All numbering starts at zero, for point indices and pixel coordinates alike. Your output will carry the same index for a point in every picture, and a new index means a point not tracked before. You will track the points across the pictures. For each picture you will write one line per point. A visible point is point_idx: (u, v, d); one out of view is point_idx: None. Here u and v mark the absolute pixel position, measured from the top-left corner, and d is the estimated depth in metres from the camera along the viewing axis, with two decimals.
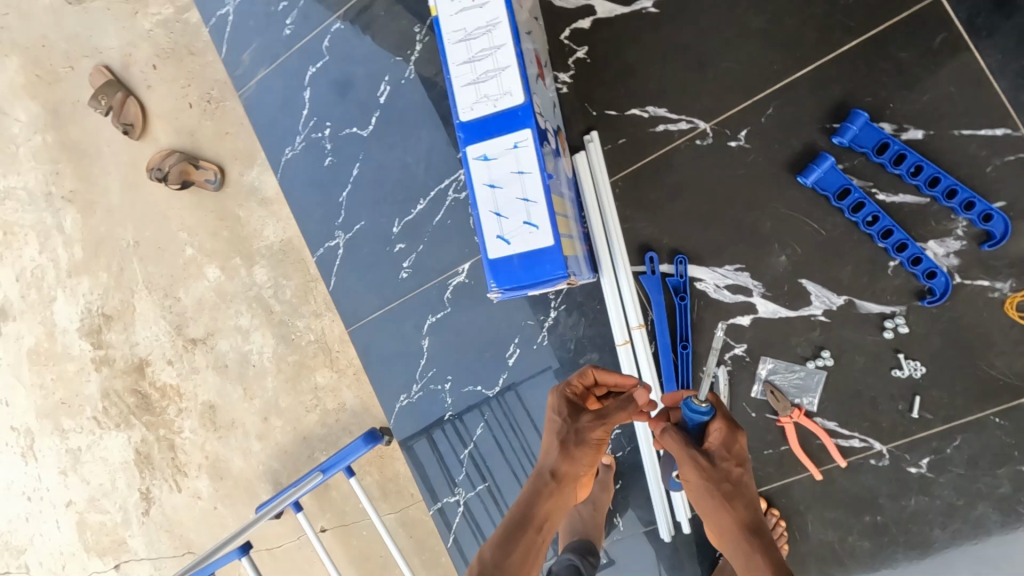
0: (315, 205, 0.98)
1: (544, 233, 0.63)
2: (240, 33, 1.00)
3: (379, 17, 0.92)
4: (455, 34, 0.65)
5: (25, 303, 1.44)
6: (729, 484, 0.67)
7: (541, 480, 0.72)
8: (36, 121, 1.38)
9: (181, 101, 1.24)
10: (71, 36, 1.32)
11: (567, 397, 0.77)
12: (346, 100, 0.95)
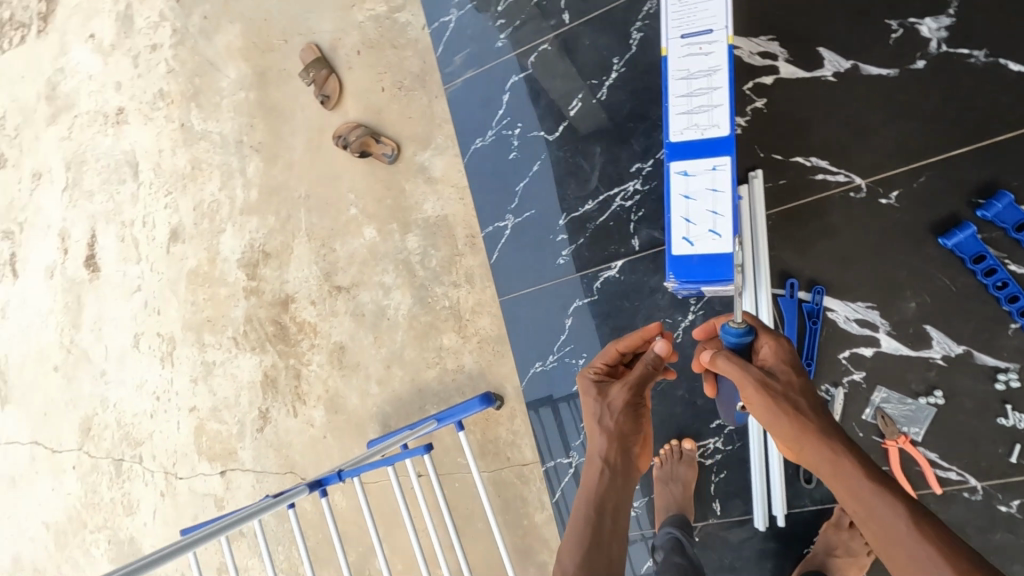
0: (497, 190, 1.32)
1: (725, 241, 0.82)
2: (458, 41, 1.37)
3: (584, 45, 1.25)
4: (680, 73, 0.86)
5: (196, 230, 1.67)
6: (790, 391, 0.75)
7: (595, 470, 0.86)
8: (243, 80, 1.62)
9: (375, 84, 1.45)
10: (292, 16, 1.56)
11: (594, 388, 0.93)
12: (538, 108, 1.28)
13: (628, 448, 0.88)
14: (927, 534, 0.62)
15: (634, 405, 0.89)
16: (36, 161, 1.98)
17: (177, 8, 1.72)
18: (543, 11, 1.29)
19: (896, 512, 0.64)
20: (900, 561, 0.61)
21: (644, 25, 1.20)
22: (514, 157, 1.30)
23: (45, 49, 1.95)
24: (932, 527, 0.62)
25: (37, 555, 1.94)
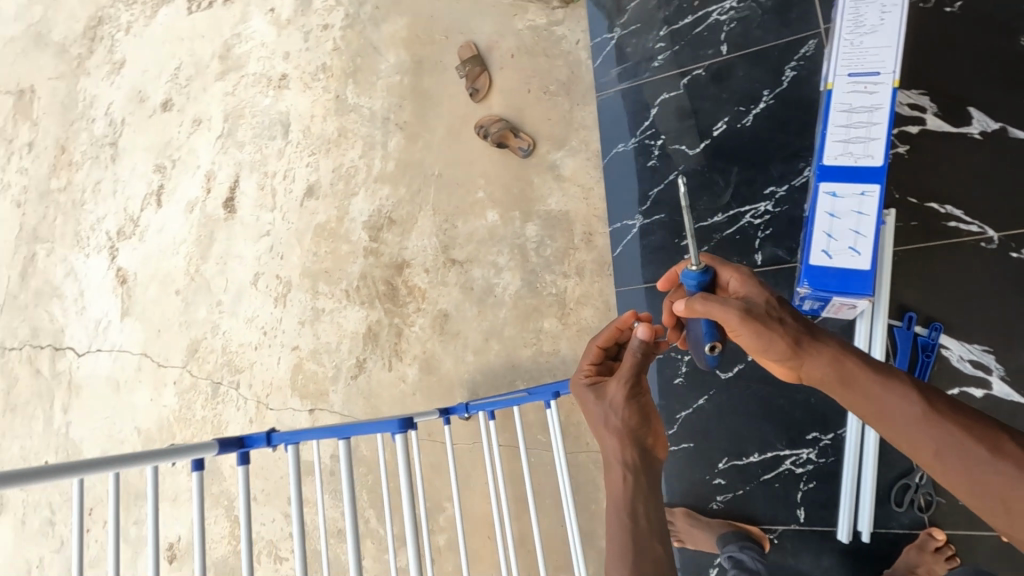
0: (629, 194, 1.45)
1: (863, 258, 0.96)
2: (615, 57, 1.50)
3: (737, 75, 1.36)
4: (842, 106, 1.01)
5: (332, 189, 1.85)
6: (774, 316, 0.81)
7: (616, 462, 0.94)
8: (401, 65, 1.80)
9: (523, 85, 1.60)
10: (457, 16, 1.74)
11: (588, 388, 1.01)
12: (684, 123, 1.40)
13: (641, 432, 0.96)
14: (936, 414, 0.70)
15: (631, 394, 0.95)
16: (198, 109, 2.23)
17: None
18: (702, 40, 1.41)
19: (904, 399, 0.72)
20: (922, 442, 0.70)
21: (798, 65, 1.32)
22: (652, 165, 1.42)
23: (228, 15, 2.22)
24: (936, 403, 0.71)
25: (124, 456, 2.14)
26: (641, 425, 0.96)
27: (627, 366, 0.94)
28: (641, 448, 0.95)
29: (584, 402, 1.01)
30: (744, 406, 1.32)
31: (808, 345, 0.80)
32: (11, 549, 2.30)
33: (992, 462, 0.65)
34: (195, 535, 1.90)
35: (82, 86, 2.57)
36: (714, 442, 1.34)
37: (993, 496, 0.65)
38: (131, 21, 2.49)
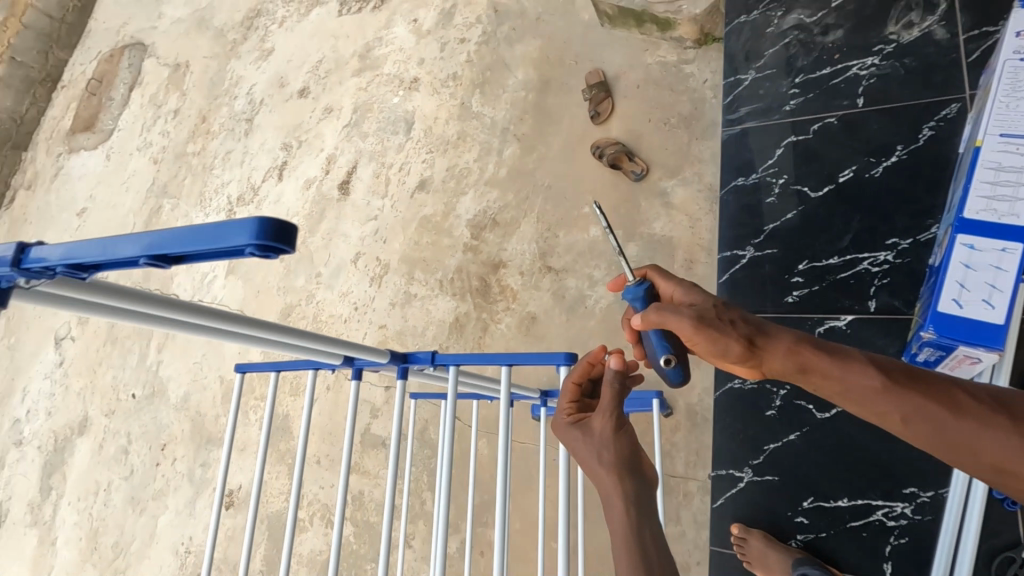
0: (745, 226, 1.43)
1: (995, 312, 0.97)
2: (747, 95, 1.51)
3: (871, 127, 1.36)
4: (990, 162, 1.03)
5: (442, 186, 1.97)
6: (728, 314, 0.72)
7: (616, 504, 0.75)
8: (527, 83, 1.92)
9: (644, 115, 1.68)
10: (588, 45, 1.85)
11: (568, 428, 0.83)
12: (809, 166, 1.40)
13: (636, 467, 0.78)
14: (900, 384, 0.64)
15: (617, 423, 0.80)
16: (331, 99, 2.44)
17: (491, 15, 2.09)
18: (838, 91, 1.41)
19: (866, 374, 0.65)
20: (896, 418, 0.64)
21: (936, 126, 1.30)
22: (770, 202, 1.41)
23: (374, 21, 2.43)
24: (897, 371, 0.65)
25: (204, 401, 2.28)
26: (634, 456, 0.78)
27: (609, 393, 0.80)
28: (638, 484, 0.77)
29: (567, 444, 0.83)
30: (838, 449, 1.23)
31: (766, 337, 0.70)
32: (85, 469, 2.48)
33: (965, 424, 0.61)
34: (256, 486, 2.00)
35: (231, 67, 2.86)
36: (800, 481, 1.25)
37: (979, 460, 0.61)
38: (286, 16, 2.77)
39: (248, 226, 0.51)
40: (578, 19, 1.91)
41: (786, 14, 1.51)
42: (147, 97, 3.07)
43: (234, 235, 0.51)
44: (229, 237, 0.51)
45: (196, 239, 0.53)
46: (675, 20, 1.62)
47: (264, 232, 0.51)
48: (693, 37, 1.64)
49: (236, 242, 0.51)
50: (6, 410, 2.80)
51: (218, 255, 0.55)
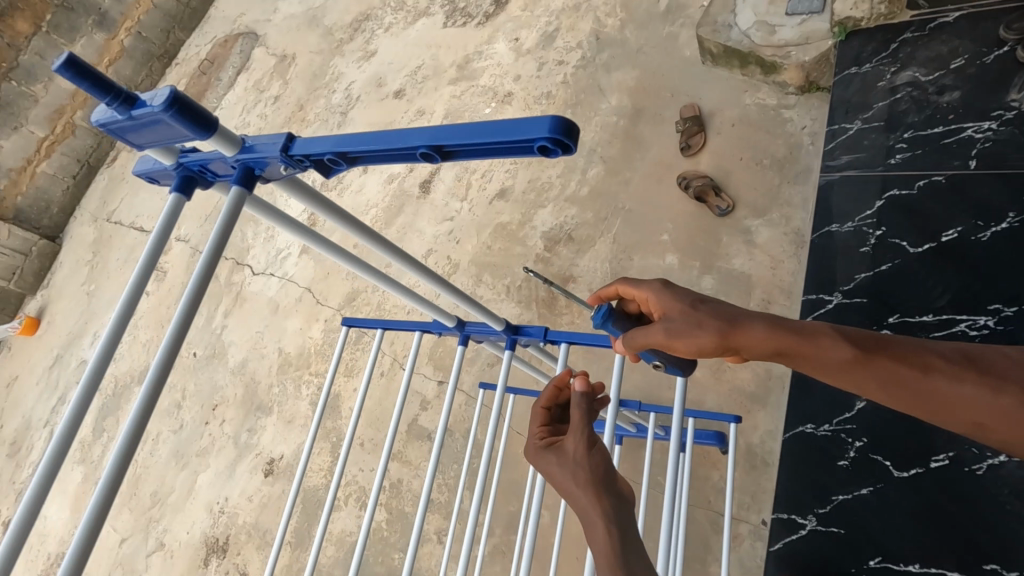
0: (835, 272, 1.41)
1: None
2: (851, 144, 1.51)
3: (982, 191, 1.33)
4: None
5: (522, 195, 2.00)
6: (697, 315, 0.73)
7: (595, 524, 0.70)
8: (620, 109, 1.96)
9: (736, 153, 1.69)
10: (686, 80, 1.89)
11: (542, 452, 0.80)
12: (909, 221, 1.37)
13: (612, 484, 0.74)
14: (874, 354, 0.68)
15: (589, 441, 0.77)
16: (424, 103, 2.53)
17: (593, 43, 2.16)
18: (950, 150, 1.39)
19: (839, 348, 0.69)
20: (873, 386, 0.69)
21: None
22: (865, 252, 1.40)
23: (476, 35, 2.50)
24: (866, 340, 0.70)
25: (258, 369, 2.36)
26: (610, 474, 0.75)
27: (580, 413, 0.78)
28: (617, 499, 0.72)
29: (542, 469, 0.80)
30: (914, 511, 1.18)
31: (738, 331, 0.72)
32: None
33: (933, 383, 0.67)
34: (298, 458, 2.09)
35: (334, 63, 2.99)
36: (869, 539, 1.20)
37: (949, 414, 0.67)
38: (392, 22, 2.89)
39: (538, 123, 0.55)
40: (679, 55, 1.95)
41: (900, 71, 1.51)
42: (252, 82, 3.27)
43: (526, 130, 0.55)
44: (522, 131, 0.55)
45: (482, 133, 0.57)
46: (782, 65, 1.64)
47: (556, 130, 0.54)
48: (797, 83, 1.67)
49: (526, 136, 0.55)
50: (75, 351, 2.96)
51: (505, 151, 0.59)
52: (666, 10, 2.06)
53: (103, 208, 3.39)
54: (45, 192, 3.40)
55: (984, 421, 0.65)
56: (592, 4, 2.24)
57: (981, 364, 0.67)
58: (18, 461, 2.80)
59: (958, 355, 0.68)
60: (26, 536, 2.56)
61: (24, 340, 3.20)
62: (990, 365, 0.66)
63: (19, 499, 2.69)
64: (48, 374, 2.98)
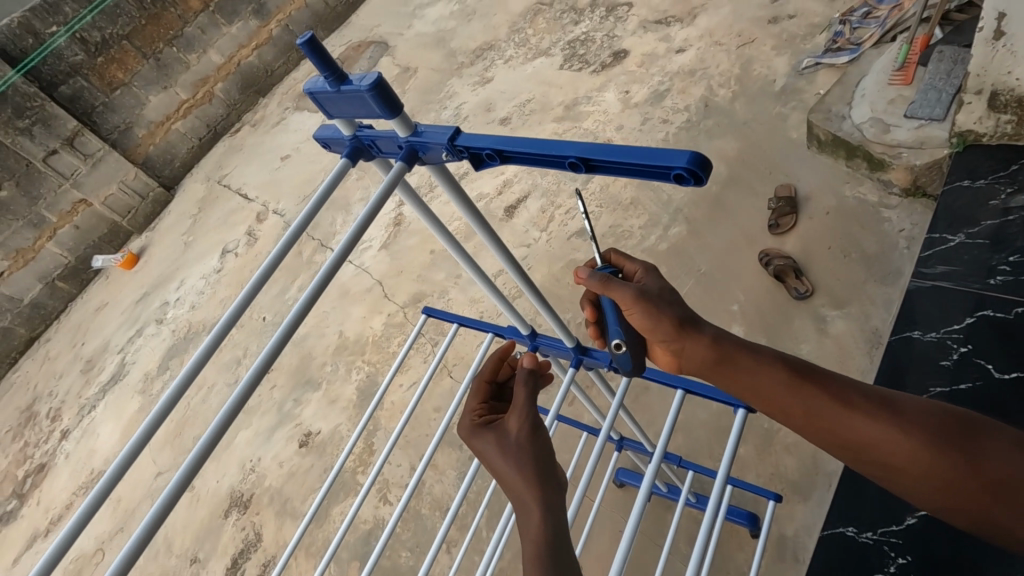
0: (907, 377, 1.34)
1: None
2: (950, 254, 1.46)
3: None
4: None
5: (600, 237, 2.03)
6: (666, 300, 0.83)
7: (530, 507, 0.74)
8: (714, 174, 1.98)
9: (824, 241, 1.68)
10: (788, 161, 1.90)
11: (480, 431, 0.83)
12: (1001, 345, 1.27)
13: (547, 468, 0.77)
14: (803, 384, 0.78)
15: (530, 423, 0.80)
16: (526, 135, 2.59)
17: (701, 108, 2.20)
18: None
19: (775, 373, 0.79)
20: (798, 415, 0.78)
21: None
22: (945, 364, 1.31)
23: (588, 82, 2.61)
24: (799, 371, 0.79)
25: (316, 345, 2.44)
26: (546, 458, 0.78)
27: (523, 391, 0.81)
28: (550, 483, 0.76)
29: (478, 448, 0.82)
30: None
31: (693, 328, 0.82)
32: None
33: (852, 419, 0.75)
34: (333, 437, 2.15)
35: (451, 83, 3.15)
36: None
37: (861, 452, 0.75)
38: (513, 56, 3.03)
39: (679, 154, 0.56)
40: (785, 136, 1.96)
41: (1017, 192, 1.44)
42: None
43: (668, 159, 0.56)
44: (664, 158, 0.56)
45: (626, 152, 0.59)
46: (890, 163, 1.65)
47: (696, 162, 0.56)
48: (903, 184, 1.66)
49: (667, 164, 0.57)
50: (161, 292, 3.22)
51: (641, 175, 0.60)
52: (780, 91, 2.09)
53: (217, 170, 3.72)
54: (173, 147, 3.77)
55: (892, 461, 0.73)
56: (708, 72, 2.30)
57: (896, 408, 0.74)
58: (88, 379, 3.05)
59: (878, 398, 0.76)
60: (77, 448, 2.76)
61: (122, 273, 3.53)
62: (904, 411, 0.74)
63: (80, 413, 2.91)
64: (133, 307, 3.26)
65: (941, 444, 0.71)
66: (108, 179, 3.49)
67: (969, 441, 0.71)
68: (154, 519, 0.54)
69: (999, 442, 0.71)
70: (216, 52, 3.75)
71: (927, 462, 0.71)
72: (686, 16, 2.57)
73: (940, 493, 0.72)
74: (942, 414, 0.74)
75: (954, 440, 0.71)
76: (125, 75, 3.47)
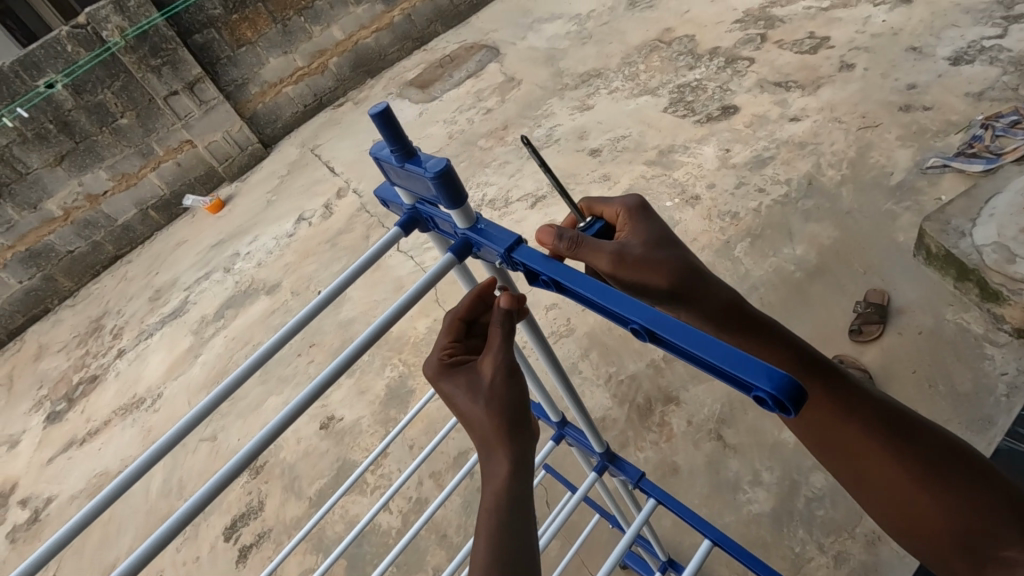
0: None
1: None
2: None
3: None
4: None
5: None
6: (653, 258, 0.77)
7: (498, 472, 0.60)
8: (802, 260, 1.85)
9: (910, 362, 1.52)
10: (888, 265, 1.74)
11: (445, 374, 0.63)
12: None
13: (524, 422, 0.62)
14: (808, 376, 0.77)
15: (507, 369, 0.60)
16: (613, 171, 2.51)
17: (803, 185, 2.07)
18: None
19: (782, 359, 0.78)
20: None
21: None
22: None
23: (690, 130, 2.51)
24: (809, 364, 0.78)
25: (359, 332, 2.46)
26: (523, 411, 0.62)
27: (500, 337, 0.60)
28: (525, 440, 0.62)
29: (445, 394, 0.64)
30: None
31: (695, 291, 0.80)
32: (254, 320, 2.84)
33: (850, 424, 0.74)
34: (353, 427, 2.14)
35: (551, 102, 3.12)
36: None
37: (841, 453, 0.76)
38: (618, 87, 2.97)
39: (762, 367, 0.49)
40: (891, 236, 1.80)
41: None
42: (475, 88, 3.54)
43: (744, 370, 0.49)
44: (742, 370, 0.49)
45: (700, 341, 0.52)
46: (1008, 297, 1.46)
47: (783, 390, 0.47)
48: (1016, 323, 1.47)
49: (743, 377, 0.49)
50: (234, 243, 3.37)
51: (712, 373, 0.52)
52: (896, 186, 1.93)
53: (312, 139, 3.88)
54: (279, 109, 3.95)
55: (867, 469, 0.74)
56: (820, 148, 2.16)
57: (896, 426, 0.74)
58: (154, 307, 3.23)
59: (882, 410, 0.75)
60: (127, 369, 2.93)
61: (207, 215, 3.73)
62: (902, 431, 0.74)
63: (139, 337, 3.09)
64: (207, 251, 3.43)
65: (923, 472, 0.72)
66: (215, 127, 3.69)
67: (952, 479, 0.72)
68: (146, 550, 0.57)
69: (984, 489, 0.72)
70: (339, 29, 3.91)
71: (901, 483, 0.73)
72: (809, 84, 2.43)
73: (899, 514, 0.74)
74: (938, 442, 0.74)
75: (939, 474, 0.72)
76: (253, 35, 3.65)
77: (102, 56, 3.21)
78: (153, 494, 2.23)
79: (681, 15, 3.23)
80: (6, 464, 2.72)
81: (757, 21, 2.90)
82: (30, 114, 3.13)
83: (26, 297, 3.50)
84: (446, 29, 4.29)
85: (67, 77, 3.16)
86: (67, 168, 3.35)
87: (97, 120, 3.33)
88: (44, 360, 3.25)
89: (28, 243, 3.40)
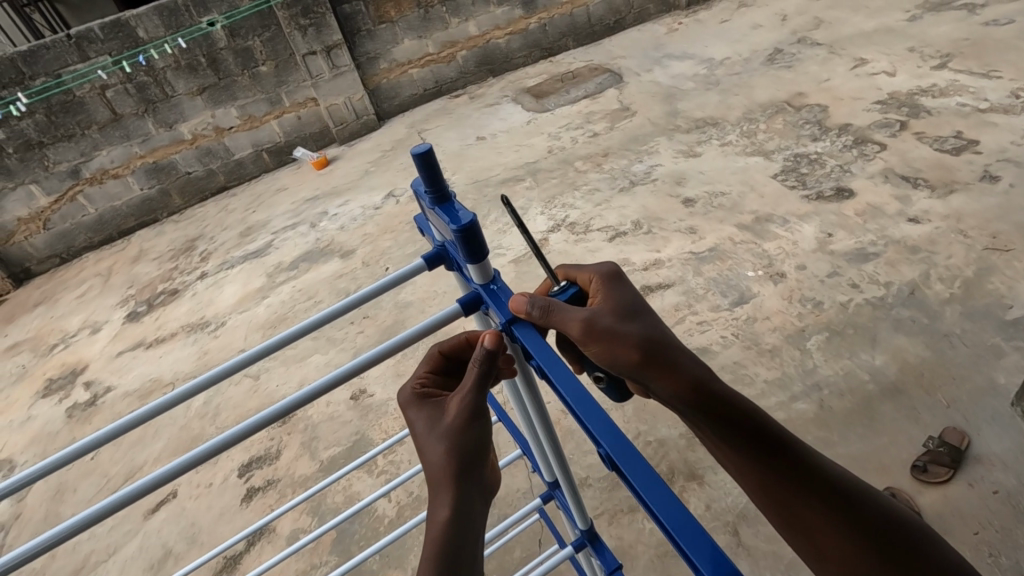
0: None
1: None
2: None
3: None
4: None
5: (718, 369, 1.84)
6: (620, 331, 0.68)
7: (439, 510, 0.57)
8: (879, 372, 1.70)
9: (974, 521, 1.35)
10: (976, 406, 1.56)
11: (414, 403, 0.65)
12: None
13: (477, 470, 0.60)
14: (759, 448, 0.67)
15: (472, 412, 0.61)
16: (701, 225, 2.41)
17: (903, 292, 1.89)
18: None
19: (735, 437, 0.67)
20: (751, 474, 0.67)
21: None
22: None
23: (796, 203, 2.37)
24: (761, 434, 0.68)
25: (412, 316, 2.51)
26: (479, 459, 0.60)
27: (474, 374, 0.61)
28: (474, 489, 0.59)
29: (411, 423, 0.64)
30: None
31: (664, 364, 0.68)
32: (324, 277, 2.98)
33: (804, 498, 0.65)
34: (380, 405, 2.18)
35: (659, 140, 3.05)
36: None
37: (797, 526, 0.66)
38: (732, 142, 2.86)
39: (709, 551, 0.47)
40: (992, 375, 1.61)
41: None
42: (588, 109, 3.53)
43: (690, 547, 0.48)
44: (688, 546, 0.48)
45: (656, 496, 0.51)
46: None
47: None
48: None
49: (688, 555, 0.48)
50: (326, 202, 3.56)
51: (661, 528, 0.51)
52: (1010, 321, 1.72)
53: (422, 123, 4.02)
54: (400, 87, 4.13)
55: (823, 545, 0.64)
56: (933, 258, 1.97)
57: (848, 497, 0.66)
58: (242, 242, 3.47)
59: (837, 482, 0.67)
60: (203, 291, 3.16)
61: (311, 170, 3.96)
62: (852, 500, 0.65)
63: (221, 265, 3.33)
64: (301, 203, 3.64)
65: (875, 548, 0.63)
66: (339, 92, 3.90)
67: (904, 556, 0.63)
68: (71, 527, 0.61)
69: (923, 556, 0.64)
70: (475, 24, 4.04)
71: (853, 554, 0.63)
72: (940, 186, 2.23)
73: None
74: (888, 516, 0.66)
75: (892, 551, 0.63)
76: (395, 15, 3.84)
77: (261, 8, 3.48)
78: (192, 411, 2.40)
79: (819, 82, 3.06)
80: (84, 346, 3.02)
81: (900, 106, 2.70)
82: (188, 46, 3.45)
83: (141, 204, 3.85)
84: (576, 45, 4.34)
85: (226, 20, 3.45)
86: (205, 99, 3.65)
87: (241, 63, 3.62)
88: (140, 264, 3.57)
89: (156, 157, 3.72)
